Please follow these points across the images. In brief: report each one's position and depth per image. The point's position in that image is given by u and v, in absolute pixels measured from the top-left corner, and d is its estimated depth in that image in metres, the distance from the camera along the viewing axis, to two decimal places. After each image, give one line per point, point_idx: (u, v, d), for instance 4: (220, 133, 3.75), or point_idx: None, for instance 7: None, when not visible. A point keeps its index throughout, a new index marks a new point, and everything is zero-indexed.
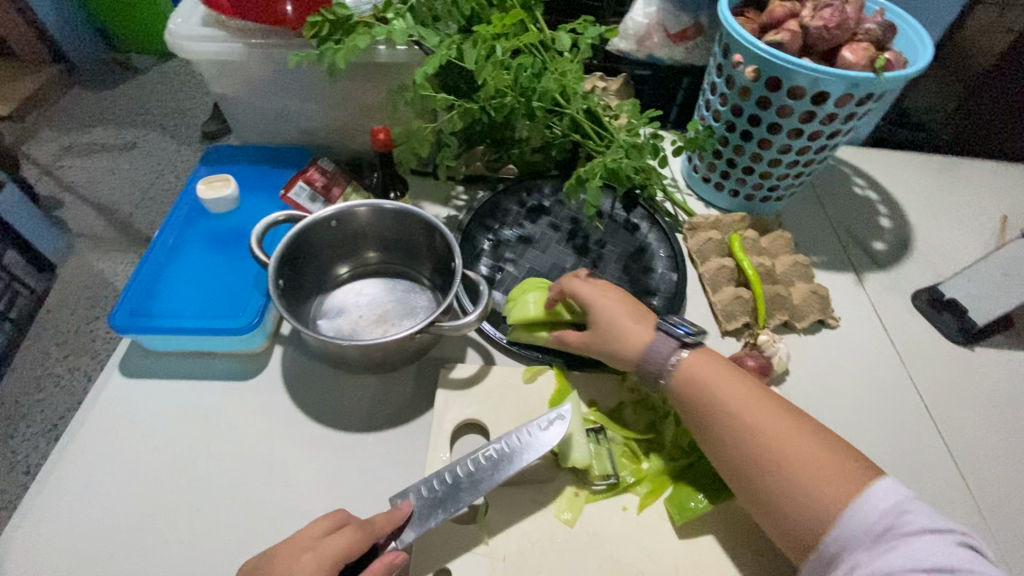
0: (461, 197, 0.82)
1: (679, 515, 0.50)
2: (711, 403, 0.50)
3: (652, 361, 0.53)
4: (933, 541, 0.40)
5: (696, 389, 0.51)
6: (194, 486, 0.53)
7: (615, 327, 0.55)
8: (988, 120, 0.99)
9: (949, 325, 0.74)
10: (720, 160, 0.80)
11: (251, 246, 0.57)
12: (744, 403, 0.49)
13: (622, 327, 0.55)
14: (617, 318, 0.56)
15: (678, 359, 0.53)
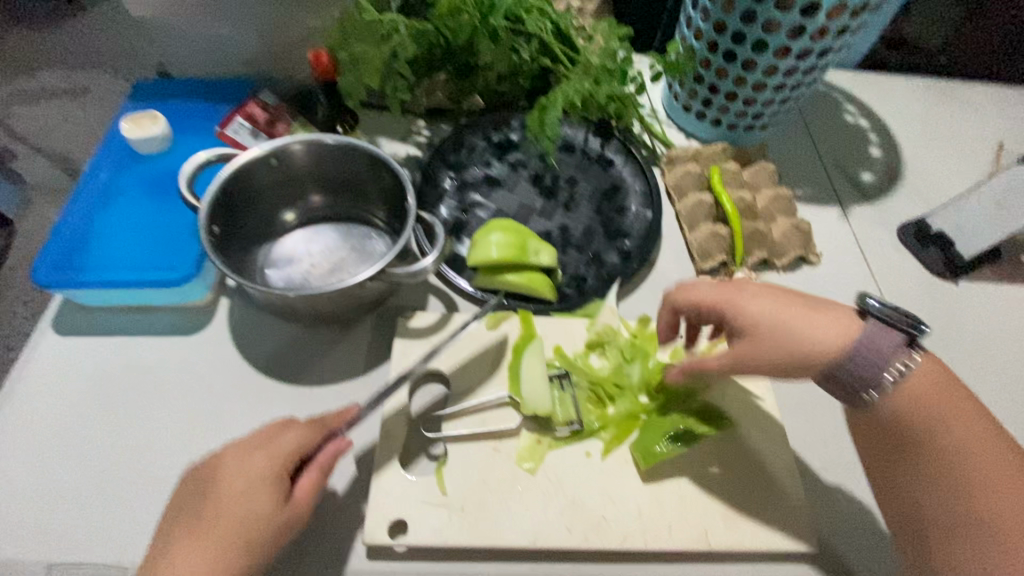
0: (422, 132, 0.76)
1: (644, 460, 0.48)
2: (909, 409, 0.43)
3: (863, 372, 0.44)
4: None
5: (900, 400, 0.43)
6: (140, 443, 0.51)
7: (803, 329, 0.45)
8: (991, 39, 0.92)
9: (933, 259, 0.71)
10: (701, 85, 0.73)
11: (181, 189, 0.52)
12: (953, 419, 0.42)
13: (816, 331, 0.44)
14: (797, 317, 0.45)
15: (909, 372, 0.43)
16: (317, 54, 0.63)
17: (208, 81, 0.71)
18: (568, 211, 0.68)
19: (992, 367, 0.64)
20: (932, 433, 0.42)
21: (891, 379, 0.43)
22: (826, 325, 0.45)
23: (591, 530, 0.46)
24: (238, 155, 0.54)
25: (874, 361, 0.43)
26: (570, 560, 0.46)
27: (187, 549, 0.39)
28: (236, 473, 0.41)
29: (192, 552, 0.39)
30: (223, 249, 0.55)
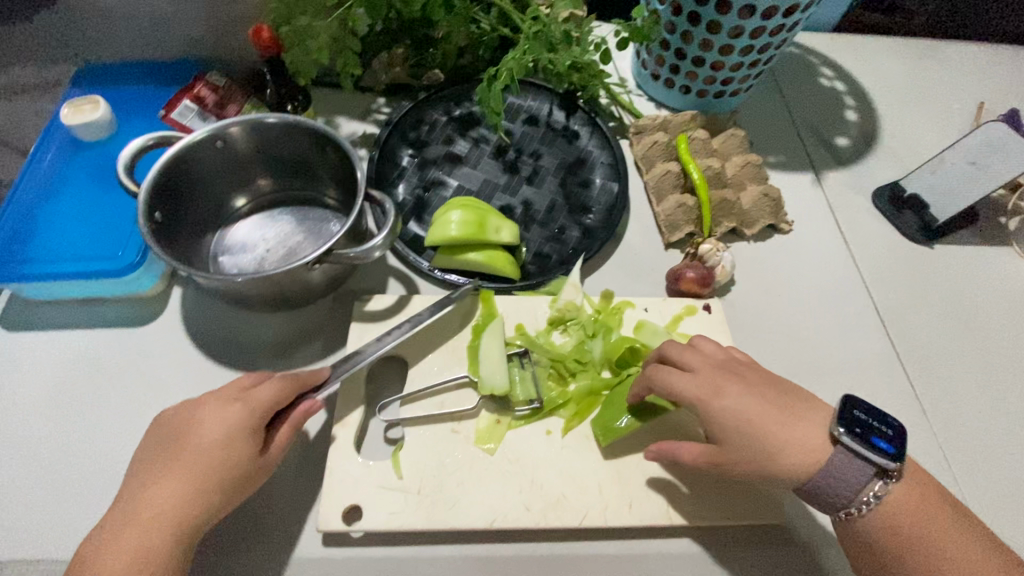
0: (381, 109, 0.73)
1: (603, 436, 0.47)
2: (887, 534, 0.40)
3: (835, 496, 0.41)
4: None
5: (879, 526, 0.40)
6: (92, 436, 0.50)
7: (778, 442, 0.41)
8: None
9: (908, 223, 0.69)
10: (668, 51, 0.71)
11: (119, 174, 0.49)
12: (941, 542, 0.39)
13: (793, 447, 0.41)
14: (767, 428, 0.42)
15: (876, 495, 0.41)
16: (257, 27, 0.60)
17: (155, 64, 0.68)
18: (532, 186, 0.66)
19: (967, 331, 0.63)
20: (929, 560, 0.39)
21: (865, 501, 0.41)
22: (802, 437, 0.42)
23: (550, 508, 0.45)
24: (178, 139, 0.52)
25: (845, 485, 0.41)
26: (530, 539, 0.46)
27: (137, 510, 0.38)
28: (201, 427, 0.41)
29: (163, 497, 0.39)
30: (167, 237, 0.53)
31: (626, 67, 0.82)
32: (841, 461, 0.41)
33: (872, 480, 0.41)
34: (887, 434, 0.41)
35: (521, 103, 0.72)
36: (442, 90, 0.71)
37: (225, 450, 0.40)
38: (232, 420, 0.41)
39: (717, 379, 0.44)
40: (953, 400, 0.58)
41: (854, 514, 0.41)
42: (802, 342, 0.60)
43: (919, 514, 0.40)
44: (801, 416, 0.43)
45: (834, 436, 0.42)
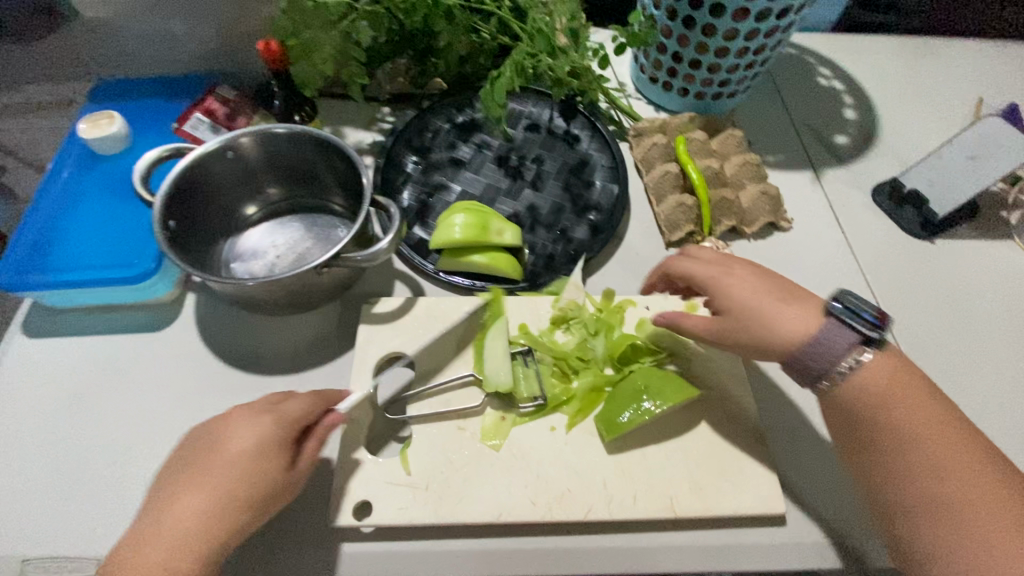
0: (386, 118, 0.75)
1: (607, 431, 0.48)
2: (880, 410, 0.43)
3: (816, 360, 0.44)
4: None
5: (872, 401, 0.43)
6: (113, 438, 0.51)
7: (771, 317, 0.46)
8: None
9: (908, 219, 0.70)
10: (665, 55, 0.72)
11: (136, 185, 0.51)
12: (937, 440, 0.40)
13: (783, 318, 0.45)
14: (762, 303, 0.46)
15: (856, 360, 0.44)
16: (266, 42, 0.61)
17: (168, 79, 0.71)
18: (534, 189, 0.67)
19: (968, 324, 0.63)
20: (919, 452, 0.40)
21: (844, 369, 0.44)
22: (793, 314, 0.46)
23: (556, 502, 0.46)
24: (191, 150, 0.54)
25: (833, 351, 0.44)
26: (536, 533, 0.46)
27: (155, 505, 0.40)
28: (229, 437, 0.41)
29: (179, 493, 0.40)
30: (182, 244, 0.55)
31: (625, 72, 0.83)
32: (829, 327, 0.44)
33: (859, 350, 0.44)
34: (874, 313, 0.44)
35: (523, 109, 0.73)
36: (445, 97, 0.73)
37: (256, 462, 0.40)
38: (236, 426, 0.42)
39: (720, 274, 0.49)
40: (955, 393, 0.58)
41: (832, 384, 0.44)
42: None
43: (926, 415, 0.42)
44: (799, 299, 0.47)
45: (827, 309, 0.45)
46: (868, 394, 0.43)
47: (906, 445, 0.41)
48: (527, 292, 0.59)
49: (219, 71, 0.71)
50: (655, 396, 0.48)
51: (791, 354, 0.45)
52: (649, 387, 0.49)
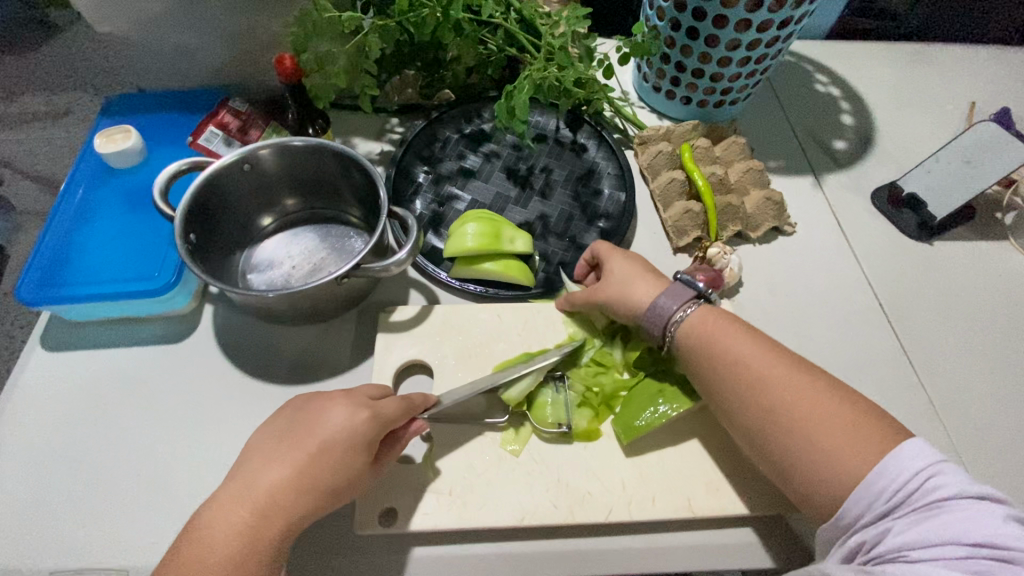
0: (396, 129, 0.76)
1: (625, 434, 0.49)
2: (717, 351, 0.47)
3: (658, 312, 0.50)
4: (971, 506, 0.35)
5: (710, 344, 0.47)
6: (138, 449, 0.52)
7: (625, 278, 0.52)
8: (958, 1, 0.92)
9: (908, 222, 0.71)
10: (669, 65, 0.74)
11: (156, 199, 0.52)
12: (770, 372, 0.44)
13: (633, 278, 0.52)
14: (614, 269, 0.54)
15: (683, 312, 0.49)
16: (280, 57, 0.61)
17: (179, 93, 0.72)
18: (543, 198, 0.69)
19: (967, 323, 0.65)
20: (759, 386, 0.44)
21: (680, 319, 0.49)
22: (637, 279, 0.52)
23: (577, 504, 0.47)
24: (209, 163, 0.55)
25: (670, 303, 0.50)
26: (559, 535, 0.48)
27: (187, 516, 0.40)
28: (323, 418, 0.43)
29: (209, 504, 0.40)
30: (201, 256, 0.55)
31: (628, 81, 0.85)
32: (672, 286, 0.51)
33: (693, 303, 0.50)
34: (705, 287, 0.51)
35: (530, 119, 0.75)
36: (453, 108, 0.74)
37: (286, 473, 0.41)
38: (263, 437, 0.43)
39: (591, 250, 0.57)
40: (957, 390, 0.60)
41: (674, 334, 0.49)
42: (810, 339, 0.62)
43: (753, 352, 0.46)
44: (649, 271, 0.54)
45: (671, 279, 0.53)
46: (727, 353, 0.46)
47: (743, 384, 0.44)
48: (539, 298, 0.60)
49: (230, 84, 0.72)
50: (670, 399, 0.50)
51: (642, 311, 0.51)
52: (665, 391, 0.50)
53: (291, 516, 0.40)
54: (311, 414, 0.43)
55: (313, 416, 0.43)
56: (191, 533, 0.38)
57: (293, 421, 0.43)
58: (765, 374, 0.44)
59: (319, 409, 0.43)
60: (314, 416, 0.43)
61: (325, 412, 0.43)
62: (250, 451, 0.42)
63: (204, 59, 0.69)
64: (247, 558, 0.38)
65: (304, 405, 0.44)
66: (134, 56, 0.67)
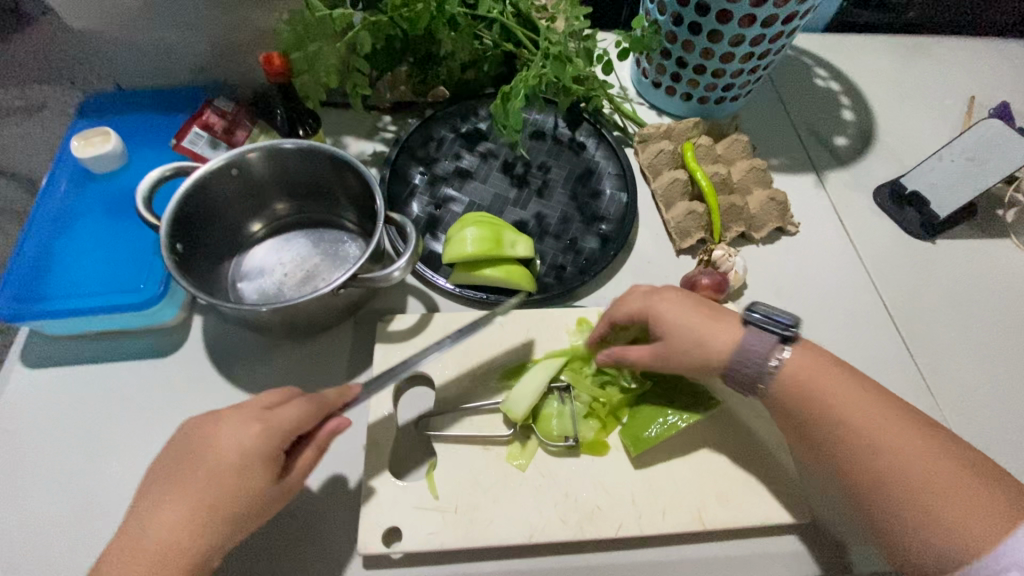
0: (388, 127, 0.74)
1: (633, 446, 0.48)
2: (801, 386, 0.45)
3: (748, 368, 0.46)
4: None
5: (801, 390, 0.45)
6: (125, 470, 0.50)
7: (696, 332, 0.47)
8: None
9: (910, 220, 0.71)
10: (669, 60, 0.72)
11: (138, 207, 0.49)
12: (870, 423, 0.42)
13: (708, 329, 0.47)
14: (680, 322, 0.48)
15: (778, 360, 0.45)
16: (268, 55, 0.58)
17: (161, 92, 0.68)
18: (542, 199, 0.67)
19: (971, 323, 0.65)
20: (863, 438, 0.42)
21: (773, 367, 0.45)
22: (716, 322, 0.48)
23: (586, 520, 0.46)
24: (194, 168, 0.52)
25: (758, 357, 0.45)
26: (567, 551, 0.46)
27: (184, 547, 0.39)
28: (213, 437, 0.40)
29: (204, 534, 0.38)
30: (188, 266, 0.53)
31: (627, 76, 0.83)
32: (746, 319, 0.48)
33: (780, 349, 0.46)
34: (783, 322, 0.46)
35: (527, 116, 0.73)
36: (447, 105, 0.72)
37: None
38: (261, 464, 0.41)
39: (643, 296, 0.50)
40: (962, 391, 0.60)
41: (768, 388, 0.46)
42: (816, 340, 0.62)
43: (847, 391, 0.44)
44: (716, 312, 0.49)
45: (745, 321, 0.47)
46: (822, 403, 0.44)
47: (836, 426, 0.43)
48: (543, 304, 0.58)
49: (214, 82, 0.69)
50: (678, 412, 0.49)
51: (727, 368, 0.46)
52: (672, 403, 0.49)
53: None
54: (203, 432, 0.41)
55: (205, 433, 0.41)
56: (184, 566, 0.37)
57: (190, 442, 0.41)
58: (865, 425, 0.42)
59: (210, 428, 0.41)
60: (204, 435, 0.41)
61: (218, 431, 0.41)
62: (248, 475, 0.40)
63: (186, 56, 0.66)
64: None
65: (203, 423, 0.42)
66: (111, 53, 0.64)
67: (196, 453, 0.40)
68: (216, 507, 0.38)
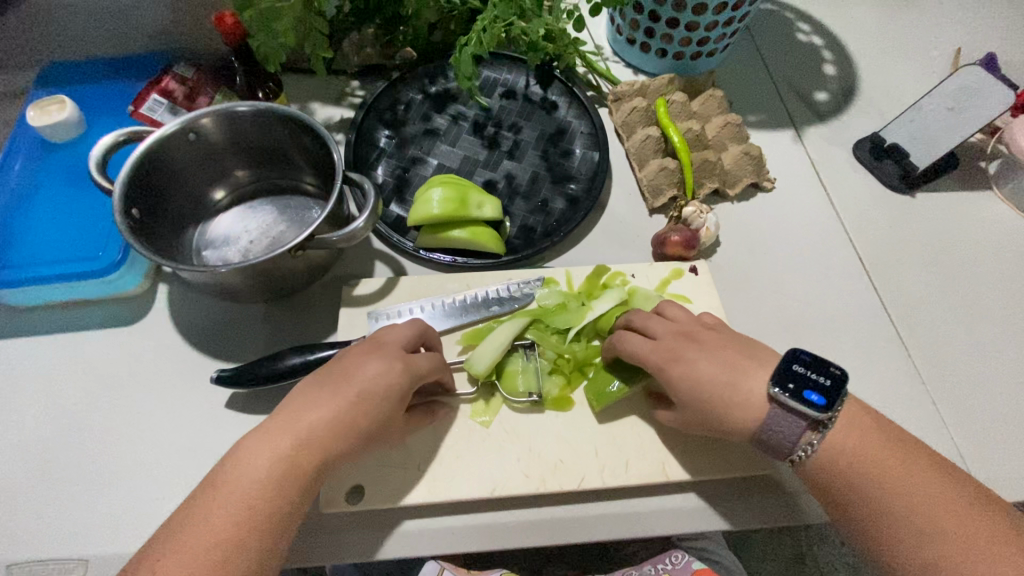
0: (356, 92, 0.72)
1: (596, 402, 0.48)
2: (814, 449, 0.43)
3: (784, 439, 0.42)
4: None
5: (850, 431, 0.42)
6: (90, 438, 0.49)
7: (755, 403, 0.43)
8: None
9: (889, 173, 0.70)
10: (642, 14, 0.70)
11: (91, 171, 0.48)
12: (894, 465, 0.41)
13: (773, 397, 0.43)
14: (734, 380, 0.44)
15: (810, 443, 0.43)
16: (220, 14, 0.57)
17: (120, 60, 0.67)
18: (513, 160, 0.66)
19: (950, 275, 0.64)
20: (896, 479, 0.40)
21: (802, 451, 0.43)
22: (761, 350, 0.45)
23: (550, 473, 0.46)
24: (149, 132, 0.51)
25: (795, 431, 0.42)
26: (531, 507, 0.47)
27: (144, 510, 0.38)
28: (357, 359, 0.43)
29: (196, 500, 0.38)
30: (147, 232, 0.52)
31: (601, 35, 0.80)
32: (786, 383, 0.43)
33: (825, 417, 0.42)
34: (823, 388, 0.42)
35: (497, 77, 0.71)
36: (415, 67, 0.70)
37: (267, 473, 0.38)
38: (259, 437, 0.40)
39: (688, 348, 0.46)
40: (939, 344, 0.59)
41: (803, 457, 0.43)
42: (790, 296, 0.61)
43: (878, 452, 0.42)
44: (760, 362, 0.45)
45: (771, 394, 0.42)
46: (848, 451, 0.41)
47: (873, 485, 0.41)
48: (511, 264, 0.58)
49: (172, 48, 0.67)
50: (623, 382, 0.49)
51: (753, 434, 0.43)
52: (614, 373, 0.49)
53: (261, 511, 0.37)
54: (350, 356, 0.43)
55: (348, 358, 0.43)
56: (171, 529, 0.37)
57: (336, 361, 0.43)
58: (890, 471, 0.41)
59: (363, 357, 0.43)
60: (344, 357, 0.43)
61: (367, 362, 0.42)
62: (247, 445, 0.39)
63: (142, 21, 0.64)
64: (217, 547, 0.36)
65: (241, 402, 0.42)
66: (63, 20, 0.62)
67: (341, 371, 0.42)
68: (346, 433, 0.40)
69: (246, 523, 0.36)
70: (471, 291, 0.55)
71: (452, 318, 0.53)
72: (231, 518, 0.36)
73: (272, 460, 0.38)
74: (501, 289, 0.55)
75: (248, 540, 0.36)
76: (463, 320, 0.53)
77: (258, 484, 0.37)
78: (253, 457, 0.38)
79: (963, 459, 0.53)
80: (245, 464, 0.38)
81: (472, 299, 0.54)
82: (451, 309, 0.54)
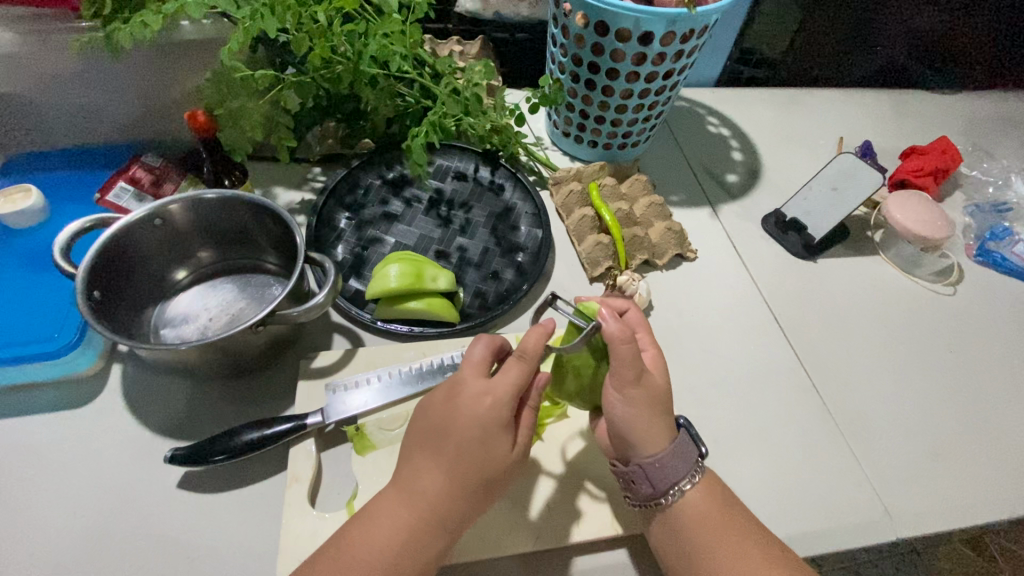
0: (318, 177, 0.78)
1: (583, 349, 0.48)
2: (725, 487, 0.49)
3: (657, 481, 0.47)
4: None
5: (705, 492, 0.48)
6: (28, 529, 0.47)
7: (625, 442, 0.48)
8: (831, 59, 1.05)
9: (793, 244, 0.80)
10: (574, 112, 0.81)
11: (56, 257, 0.50)
12: (740, 531, 0.46)
13: (643, 440, 0.47)
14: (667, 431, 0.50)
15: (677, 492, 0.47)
16: (193, 111, 0.64)
17: (86, 150, 0.71)
18: (465, 237, 0.72)
19: (852, 329, 0.73)
20: (697, 541, 0.46)
21: (670, 496, 0.47)
22: (657, 430, 0.47)
23: (505, 534, 0.50)
24: (115, 219, 0.54)
25: (646, 484, 0.47)
26: (481, 569, 0.49)
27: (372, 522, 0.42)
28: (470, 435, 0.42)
29: (417, 494, 0.42)
30: (106, 313, 0.54)
31: (541, 128, 0.91)
32: (682, 440, 0.48)
33: (696, 469, 0.48)
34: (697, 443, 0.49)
35: (449, 164, 0.79)
36: (374, 155, 0.77)
37: (451, 496, 0.42)
38: (456, 466, 0.42)
39: None
40: (851, 391, 0.66)
41: (666, 501, 0.47)
42: (718, 353, 0.67)
43: (726, 519, 0.46)
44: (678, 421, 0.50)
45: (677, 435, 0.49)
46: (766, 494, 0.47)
47: (719, 543, 0.45)
48: (464, 333, 0.62)
49: (141, 139, 0.72)
50: (564, 393, 0.51)
51: (653, 467, 0.47)
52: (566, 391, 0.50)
53: (448, 523, 0.42)
54: (459, 431, 0.42)
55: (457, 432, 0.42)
56: (379, 533, 0.41)
57: (429, 420, 0.44)
58: (736, 532, 0.46)
59: (483, 431, 0.42)
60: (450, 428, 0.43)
61: (487, 437, 0.42)
62: (442, 470, 0.42)
63: (114, 116, 0.68)
64: (413, 552, 0.41)
65: (469, 436, 0.42)
66: (37, 114, 0.66)
67: (457, 448, 0.42)
68: (478, 496, 0.43)
69: (425, 533, 0.42)
70: (430, 359, 0.59)
71: (411, 387, 0.56)
72: (396, 536, 0.41)
73: (420, 523, 0.41)
74: (458, 354, 0.59)
75: (414, 552, 0.41)
76: (425, 387, 0.56)
77: (401, 555, 0.41)
78: (410, 554, 0.41)
79: (879, 495, 0.59)
80: (411, 564, 0.41)
81: (431, 366, 0.58)
82: (411, 378, 0.57)
